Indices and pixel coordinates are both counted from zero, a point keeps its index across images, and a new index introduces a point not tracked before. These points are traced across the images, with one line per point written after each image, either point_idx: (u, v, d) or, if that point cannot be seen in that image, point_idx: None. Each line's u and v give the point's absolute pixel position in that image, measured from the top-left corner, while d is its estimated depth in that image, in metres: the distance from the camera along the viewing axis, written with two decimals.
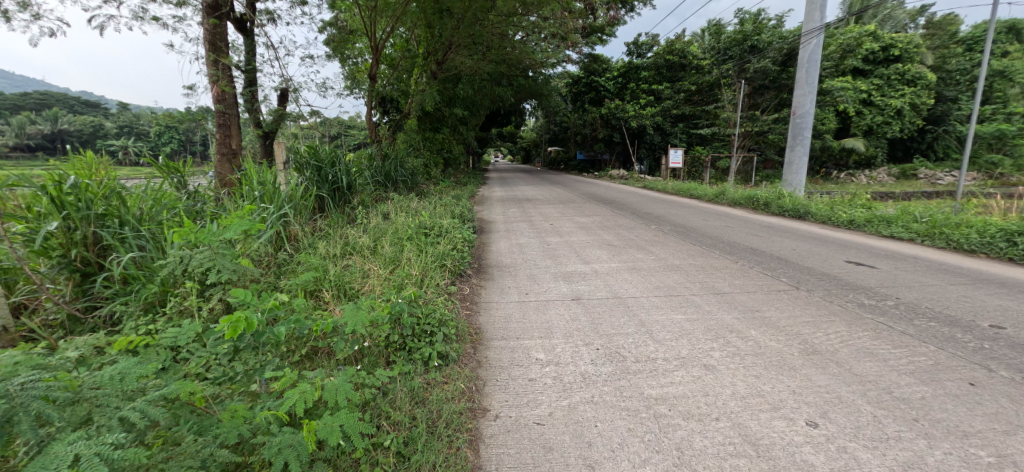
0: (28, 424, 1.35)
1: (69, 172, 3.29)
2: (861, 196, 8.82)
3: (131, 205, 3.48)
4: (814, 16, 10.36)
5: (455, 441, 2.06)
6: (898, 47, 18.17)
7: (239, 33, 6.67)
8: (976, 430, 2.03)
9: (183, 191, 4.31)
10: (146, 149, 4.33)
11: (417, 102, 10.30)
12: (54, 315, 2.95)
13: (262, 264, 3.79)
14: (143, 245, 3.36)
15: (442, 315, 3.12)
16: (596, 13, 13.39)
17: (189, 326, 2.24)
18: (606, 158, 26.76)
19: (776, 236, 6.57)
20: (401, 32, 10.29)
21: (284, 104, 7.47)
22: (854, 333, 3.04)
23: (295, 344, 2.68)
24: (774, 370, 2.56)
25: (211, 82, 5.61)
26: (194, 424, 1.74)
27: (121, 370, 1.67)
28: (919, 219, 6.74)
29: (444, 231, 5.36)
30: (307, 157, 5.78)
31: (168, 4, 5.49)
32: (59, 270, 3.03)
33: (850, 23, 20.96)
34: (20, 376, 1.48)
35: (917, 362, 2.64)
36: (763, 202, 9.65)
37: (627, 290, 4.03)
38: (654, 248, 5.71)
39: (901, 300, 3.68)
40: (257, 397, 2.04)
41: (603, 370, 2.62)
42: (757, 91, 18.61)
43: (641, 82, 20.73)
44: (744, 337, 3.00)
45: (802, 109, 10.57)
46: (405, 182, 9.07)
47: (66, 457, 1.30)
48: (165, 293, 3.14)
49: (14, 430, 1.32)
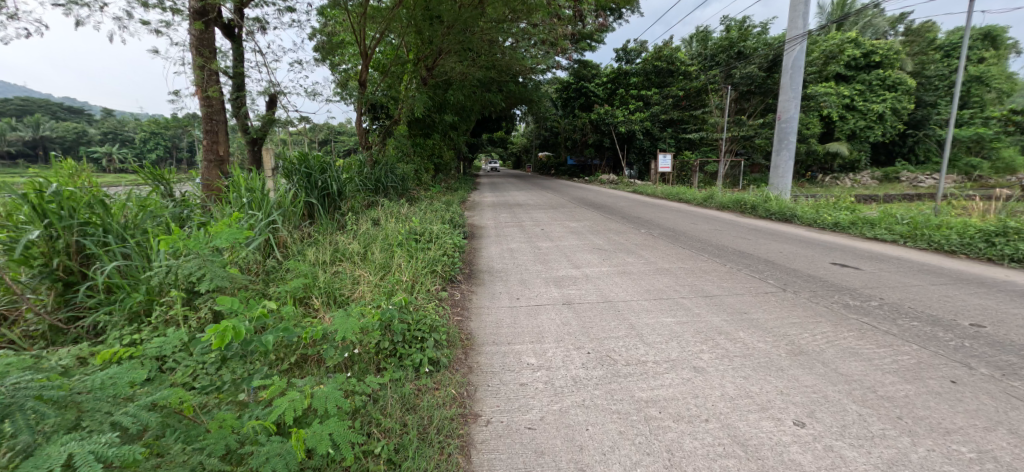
0: (23, 425, 1.35)
1: (50, 180, 3.24)
2: (845, 199, 8.99)
3: (117, 213, 3.44)
4: (797, 23, 10.51)
5: (447, 448, 2.05)
6: (879, 53, 18.60)
7: (226, 39, 6.67)
8: (958, 426, 2.07)
9: (170, 199, 4.28)
10: (130, 156, 4.31)
11: (407, 108, 10.18)
12: (35, 325, 2.89)
13: (250, 272, 3.75)
14: (128, 254, 3.31)
15: (433, 321, 3.11)
16: (584, 20, 13.68)
17: (176, 336, 2.22)
18: (597, 163, 27.11)
19: (763, 238, 6.65)
20: (392, 38, 10.20)
21: (273, 111, 7.45)
22: (840, 333, 3.09)
23: (284, 352, 2.67)
24: (761, 371, 2.59)
25: (197, 88, 5.57)
26: (181, 433, 1.71)
27: (113, 375, 1.65)
28: (901, 221, 6.89)
29: (434, 237, 5.33)
30: (297, 164, 5.74)
31: (157, 9, 5.48)
32: (40, 279, 2.98)
33: (831, 30, 21.56)
34: (13, 376, 1.47)
35: (900, 361, 2.68)
36: (750, 205, 9.79)
37: (616, 294, 4.05)
38: (644, 252, 5.76)
39: (885, 300, 3.75)
40: (245, 407, 2.02)
41: (594, 373, 2.63)
42: (743, 97, 18.54)
43: (630, 88, 21.28)
44: (732, 339, 3.03)
45: (787, 114, 10.72)
46: (396, 188, 9.06)
47: (59, 457, 1.28)
48: (151, 302, 3.10)
49: (10, 429, 1.33)
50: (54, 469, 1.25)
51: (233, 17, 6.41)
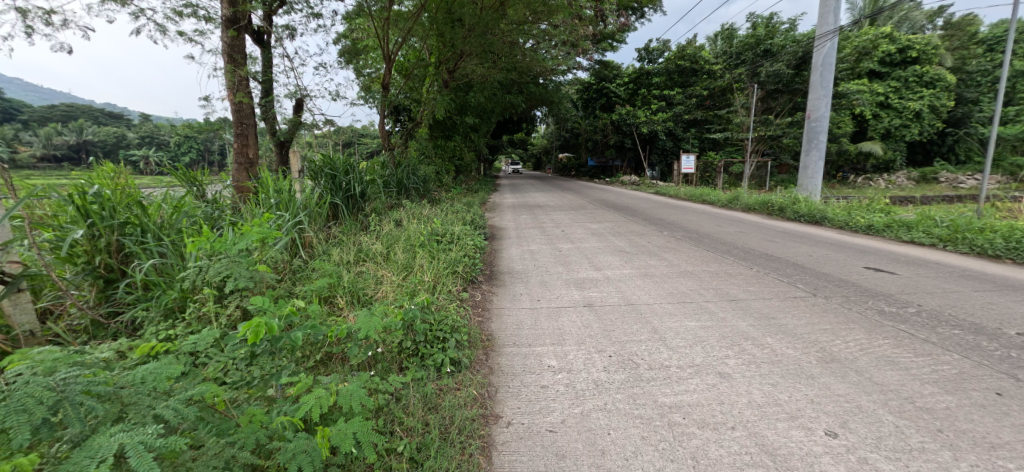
0: (74, 416, 1.41)
1: (92, 183, 3.38)
2: (880, 200, 8.65)
3: (154, 214, 3.57)
4: (827, 19, 10.20)
5: (468, 448, 2.06)
6: (916, 49, 17.86)
7: (256, 45, 6.87)
8: (1004, 441, 1.97)
9: (203, 199, 4.42)
10: (165, 159, 4.47)
11: (429, 110, 10.28)
12: (78, 320, 3.02)
13: (277, 271, 3.84)
14: (164, 253, 3.44)
15: (455, 322, 3.13)
16: (606, 20, 13.55)
17: (209, 332, 2.28)
18: (618, 164, 26.85)
19: (791, 241, 6.46)
20: (414, 42, 10.33)
21: (300, 114, 7.64)
22: (874, 341, 2.97)
23: (309, 350, 2.72)
24: (791, 379, 2.51)
25: (229, 93, 5.75)
26: (214, 426, 1.76)
27: (153, 371, 1.70)
28: (940, 223, 6.60)
29: (455, 238, 5.37)
30: (322, 166, 5.86)
31: (192, 18, 5.68)
32: (84, 276, 3.12)
33: (864, 25, 20.83)
34: (62, 370, 1.53)
35: (940, 371, 2.56)
36: (777, 207, 9.52)
37: (638, 297, 3.99)
38: (668, 254, 5.67)
39: (922, 307, 3.59)
40: (274, 403, 2.07)
41: (616, 377, 2.60)
42: (771, 95, 18.10)
43: (652, 88, 21.00)
44: (760, 345, 2.95)
45: (817, 113, 10.40)
46: (417, 189, 9.17)
47: (109, 448, 1.34)
48: (185, 299, 3.22)
49: (62, 420, 1.39)
50: (103, 462, 1.30)
51: (262, 24, 6.59)
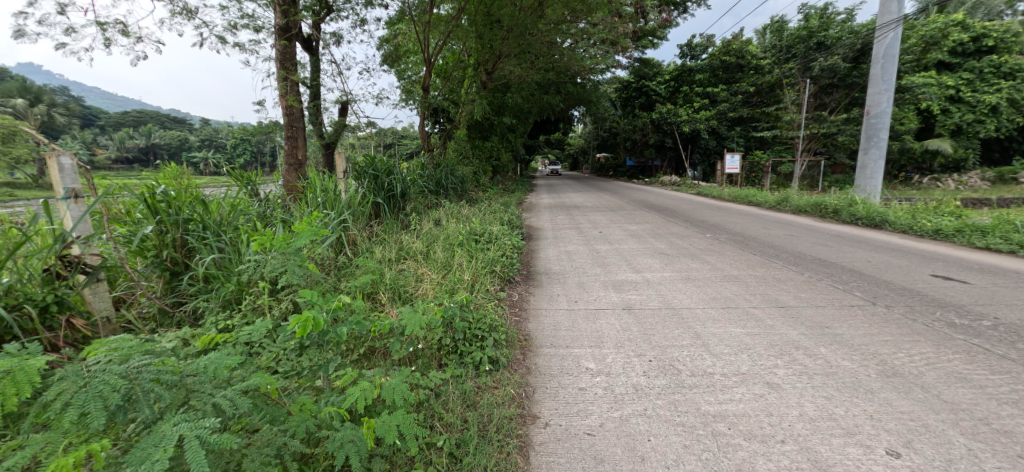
0: (145, 402, 1.52)
1: (160, 182, 3.64)
2: (949, 203, 8.00)
3: (213, 211, 3.80)
4: (890, 7, 9.54)
5: (506, 447, 2.07)
6: (992, 37, 16.38)
7: (305, 52, 7.18)
8: None
9: (257, 198, 4.67)
10: (223, 161, 4.75)
11: (467, 111, 10.42)
12: (147, 308, 3.25)
13: (323, 267, 4.01)
14: (223, 247, 3.66)
15: (493, 321, 3.16)
16: (647, 16, 13.19)
17: (263, 324, 2.41)
18: (659, 163, 26.22)
19: (847, 245, 6.09)
20: (453, 44, 10.49)
21: (345, 116, 7.94)
22: (942, 355, 2.75)
23: (353, 344, 2.81)
24: (847, 392, 2.37)
25: (280, 97, 6.04)
26: (267, 414, 1.85)
27: (213, 361, 1.82)
28: (1020, 228, 6.03)
29: (493, 238, 5.41)
30: (365, 166, 6.06)
31: (246, 28, 5.99)
32: (153, 268, 3.37)
33: (932, 13, 19.32)
34: (135, 359, 1.65)
35: (1021, 392, 2.34)
36: (831, 209, 9.00)
37: (679, 301, 3.88)
38: (711, 257, 5.48)
39: (1000, 321, 3.28)
40: (321, 393, 2.16)
41: (657, 382, 2.54)
42: (824, 91, 17.15)
43: (695, 85, 20.34)
44: (812, 355, 2.80)
45: (877, 108, 9.73)
46: (455, 189, 9.32)
47: (173, 437, 1.44)
48: (241, 292, 3.41)
49: (134, 404, 1.51)
50: (169, 449, 1.40)
51: (311, 31, 6.86)
